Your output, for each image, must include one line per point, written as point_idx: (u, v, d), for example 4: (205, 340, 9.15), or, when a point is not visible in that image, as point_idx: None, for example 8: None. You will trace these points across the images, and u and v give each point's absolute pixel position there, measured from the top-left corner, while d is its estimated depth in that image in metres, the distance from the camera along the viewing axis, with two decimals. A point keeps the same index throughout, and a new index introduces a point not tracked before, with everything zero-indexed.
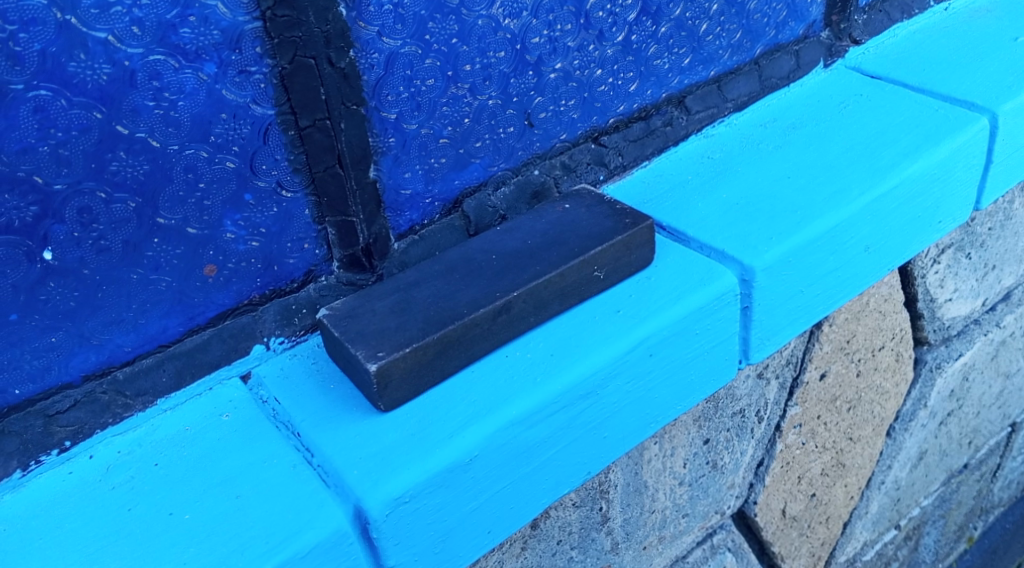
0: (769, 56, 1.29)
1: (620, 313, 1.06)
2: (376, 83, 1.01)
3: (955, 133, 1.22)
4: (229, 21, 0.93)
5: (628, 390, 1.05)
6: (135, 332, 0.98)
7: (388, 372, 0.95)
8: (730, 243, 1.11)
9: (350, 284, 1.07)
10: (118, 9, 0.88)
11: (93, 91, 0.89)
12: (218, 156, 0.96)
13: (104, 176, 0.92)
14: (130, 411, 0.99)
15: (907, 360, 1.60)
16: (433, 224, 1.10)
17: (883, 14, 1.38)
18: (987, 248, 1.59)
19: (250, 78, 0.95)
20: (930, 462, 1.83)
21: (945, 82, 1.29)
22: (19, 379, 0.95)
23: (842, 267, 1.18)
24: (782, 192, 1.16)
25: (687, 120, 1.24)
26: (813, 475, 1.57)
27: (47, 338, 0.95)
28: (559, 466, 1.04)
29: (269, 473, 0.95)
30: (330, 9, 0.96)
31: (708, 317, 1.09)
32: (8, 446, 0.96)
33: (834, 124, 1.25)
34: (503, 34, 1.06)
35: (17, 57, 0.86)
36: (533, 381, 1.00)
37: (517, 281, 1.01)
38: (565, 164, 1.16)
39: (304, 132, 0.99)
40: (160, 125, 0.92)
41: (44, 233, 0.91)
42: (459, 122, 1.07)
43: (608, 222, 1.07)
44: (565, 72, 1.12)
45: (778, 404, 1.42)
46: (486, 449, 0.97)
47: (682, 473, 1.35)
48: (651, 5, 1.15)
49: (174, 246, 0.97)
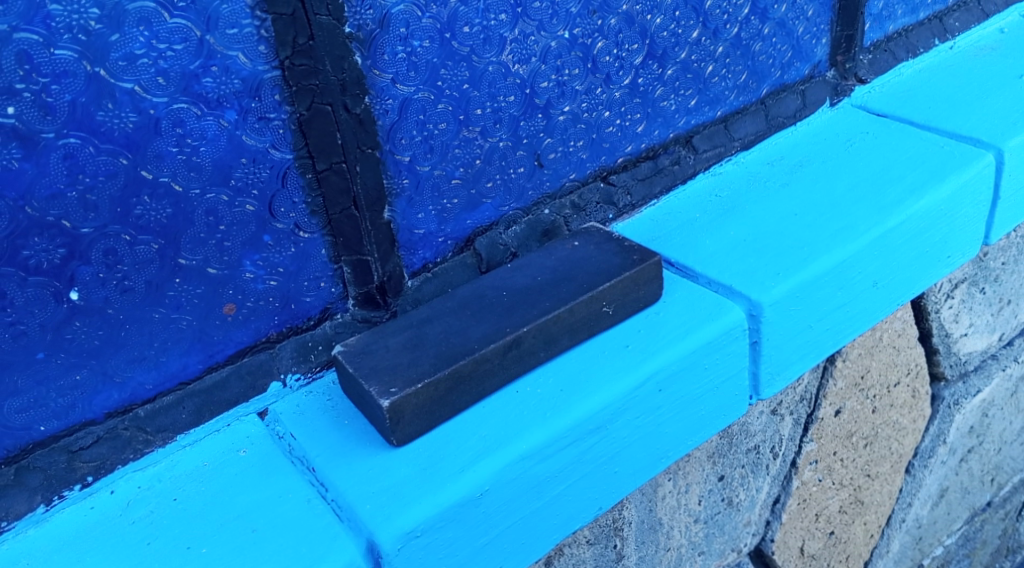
0: (775, 96, 1.32)
1: (629, 348, 1.07)
2: (390, 128, 1.04)
3: (961, 169, 1.24)
4: (249, 70, 0.96)
5: (638, 424, 1.07)
6: (157, 370, 1.01)
7: (401, 407, 0.97)
8: (738, 279, 1.13)
9: (365, 322, 1.09)
10: (145, 61, 0.91)
11: (120, 138, 0.92)
12: (238, 200, 0.99)
13: (129, 220, 0.95)
14: (151, 447, 1.02)
15: (924, 397, 1.60)
16: (445, 263, 1.13)
17: (888, 54, 1.41)
18: (1001, 283, 1.60)
19: (270, 125, 0.98)
20: (952, 500, 1.82)
21: (950, 119, 1.31)
22: (45, 416, 0.98)
23: (850, 302, 1.19)
24: (789, 228, 1.18)
25: (695, 159, 1.27)
26: (831, 513, 1.58)
27: (72, 375, 0.98)
28: (570, 502, 1.05)
29: (284, 507, 0.97)
30: (346, 57, 0.99)
31: (716, 352, 1.10)
32: (32, 481, 0.98)
33: (841, 162, 1.27)
34: (513, 79, 1.09)
35: (49, 107, 0.89)
36: (543, 415, 1.02)
37: (527, 317, 1.03)
38: (574, 204, 1.19)
39: (320, 175, 1.02)
40: (182, 169, 0.96)
41: (71, 274, 0.94)
42: (471, 164, 1.10)
43: (617, 259, 1.09)
44: (574, 115, 1.15)
45: (793, 441, 1.43)
46: (496, 483, 0.99)
47: (697, 510, 1.35)
48: (658, 48, 1.18)
49: (196, 286, 1.00)
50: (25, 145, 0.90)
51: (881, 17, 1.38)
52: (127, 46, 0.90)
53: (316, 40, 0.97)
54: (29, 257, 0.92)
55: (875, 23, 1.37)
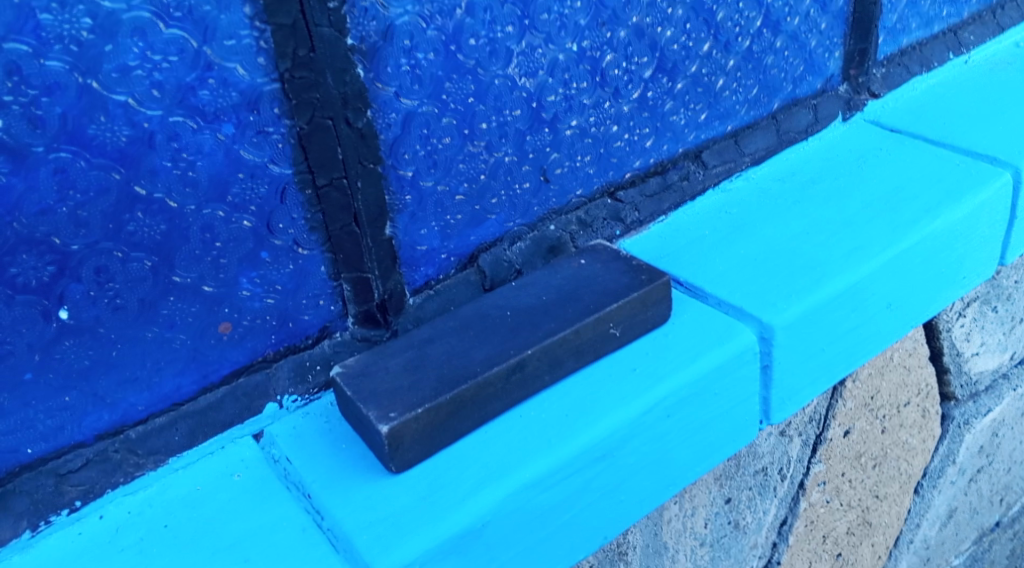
0: (786, 110, 1.29)
1: (638, 371, 1.04)
2: (393, 142, 1.01)
3: (978, 188, 1.20)
4: (248, 83, 0.93)
5: (646, 451, 1.04)
6: (149, 391, 0.98)
7: (400, 434, 0.94)
8: (749, 300, 1.10)
9: (364, 341, 1.06)
10: (139, 73, 0.88)
11: (112, 152, 0.89)
12: (235, 216, 0.96)
13: (121, 236, 0.92)
14: (142, 470, 0.98)
15: (934, 416, 1.57)
16: (448, 280, 1.09)
17: (902, 68, 1.38)
18: (1014, 300, 1.56)
19: (269, 139, 0.95)
20: (961, 520, 1.79)
21: (966, 136, 1.28)
22: (32, 439, 0.94)
23: (864, 325, 1.16)
24: (800, 248, 1.15)
25: (704, 175, 1.24)
26: (839, 534, 1.54)
27: (61, 397, 0.95)
28: (575, 531, 1.02)
29: (279, 535, 0.94)
30: (347, 70, 0.96)
31: (727, 377, 1.07)
32: (18, 507, 0.94)
33: (854, 179, 1.24)
34: (519, 93, 1.06)
35: (39, 120, 0.86)
36: (548, 442, 0.99)
37: (531, 339, 1.00)
38: (581, 220, 1.16)
39: (321, 191, 0.99)
40: (178, 185, 0.93)
41: (60, 291, 0.91)
42: (475, 178, 1.07)
43: (624, 278, 1.06)
44: (582, 128, 1.12)
45: (801, 462, 1.40)
46: (498, 514, 0.95)
47: (703, 533, 1.32)
48: (667, 62, 1.15)
49: (189, 304, 0.97)
50: (14, 159, 0.86)
51: (894, 31, 1.35)
52: (121, 58, 0.87)
53: (317, 52, 0.94)
54: (16, 274, 0.89)
55: (889, 37, 1.34)
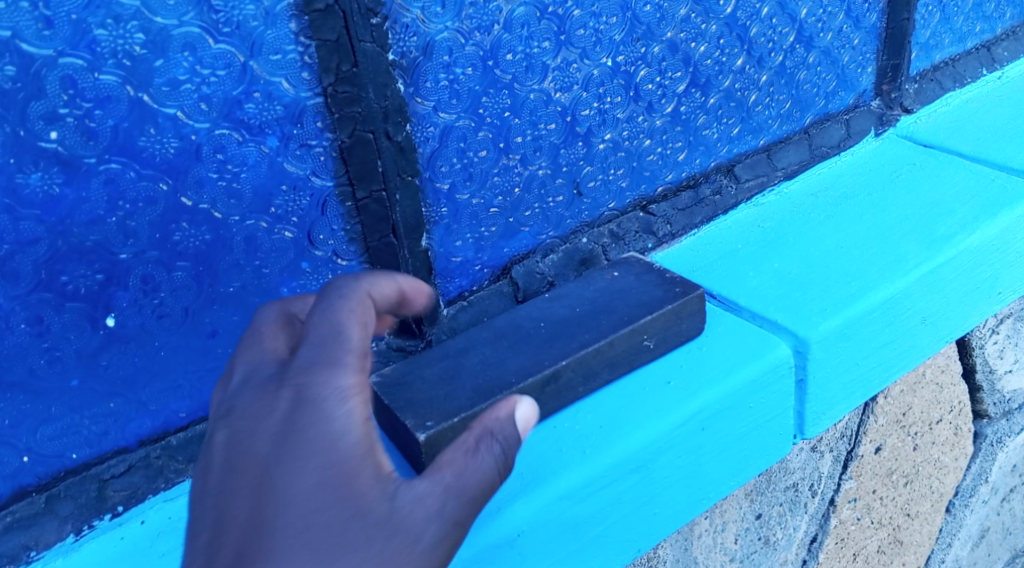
0: (819, 125, 1.30)
1: (672, 384, 1.05)
2: (430, 155, 1.02)
3: (1013, 204, 1.21)
4: (292, 96, 0.95)
5: (680, 464, 1.04)
6: (190, 398, 1.00)
7: (437, 443, 0.94)
8: (783, 314, 1.11)
9: (399, 351, 1.07)
10: (188, 87, 0.90)
11: (160, 164, 0.91)
12: (277, 226, 0.98)
13: (167, 246, 0.94)
14: (182, 476, 1.00)
15: (966, 434, 1.57)
16: (482, 291, 1.11)
17: (934, 83, 1.38)
18: None
19: (311, 151, 0.97)
20: (993, 540, 1.78)
21: (1000, 153, 1.28)
22: (77, 444, 0.96)
23: (899, 340, 1.16)
24: (834, 262, 1.16)
25: (736, 189, 1.25)
26: (869, 552, 1.53)
27: (106, 403, 0.96)
28: (609, 543, 1.03)
29: None
30: (388, 85, 0.97)
31: (762, 391, 1.08)
32: (63, 510, 0.96)
33: (888, 195, 1.24)
34: (555, 107, 1.08)
35: (92, 133, 0.88)
36: (583, 454, 1.00)
37: (566, 350, 1.01)
38: (613, 232, 1.17)
39: (360, 203, 1.00)
40: (223, 196, 0.94)
41: (108, 300, 0.93)
42: (509, 192, 1.08)
43: (658, 291, 1.07)
44: (615, 142, 1.13)
45: (832, 478, 1.40)
46: (533, 525, 0.97)
47: (734, 549, 1.32)
48: (700, 77, 1.17)
49: (231, 313, 0.99)
50: (66, 170, 0.88)
51: (927, 46, 1.35)
52: (171, 72, 0.89)
53: (360, 67, 0.96)
54: (66, 282, 0.91)
55: (921, 52, 1.35)
